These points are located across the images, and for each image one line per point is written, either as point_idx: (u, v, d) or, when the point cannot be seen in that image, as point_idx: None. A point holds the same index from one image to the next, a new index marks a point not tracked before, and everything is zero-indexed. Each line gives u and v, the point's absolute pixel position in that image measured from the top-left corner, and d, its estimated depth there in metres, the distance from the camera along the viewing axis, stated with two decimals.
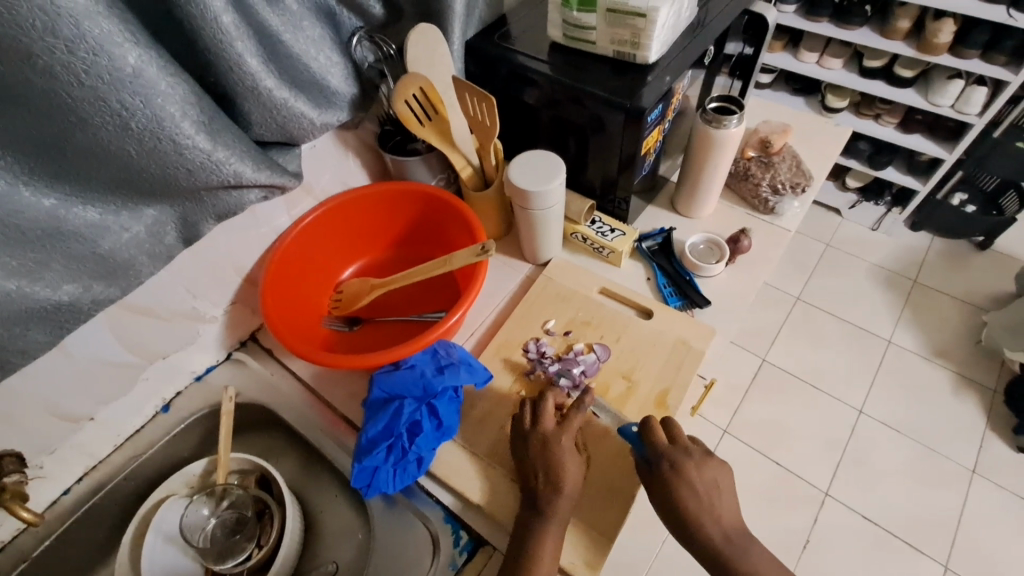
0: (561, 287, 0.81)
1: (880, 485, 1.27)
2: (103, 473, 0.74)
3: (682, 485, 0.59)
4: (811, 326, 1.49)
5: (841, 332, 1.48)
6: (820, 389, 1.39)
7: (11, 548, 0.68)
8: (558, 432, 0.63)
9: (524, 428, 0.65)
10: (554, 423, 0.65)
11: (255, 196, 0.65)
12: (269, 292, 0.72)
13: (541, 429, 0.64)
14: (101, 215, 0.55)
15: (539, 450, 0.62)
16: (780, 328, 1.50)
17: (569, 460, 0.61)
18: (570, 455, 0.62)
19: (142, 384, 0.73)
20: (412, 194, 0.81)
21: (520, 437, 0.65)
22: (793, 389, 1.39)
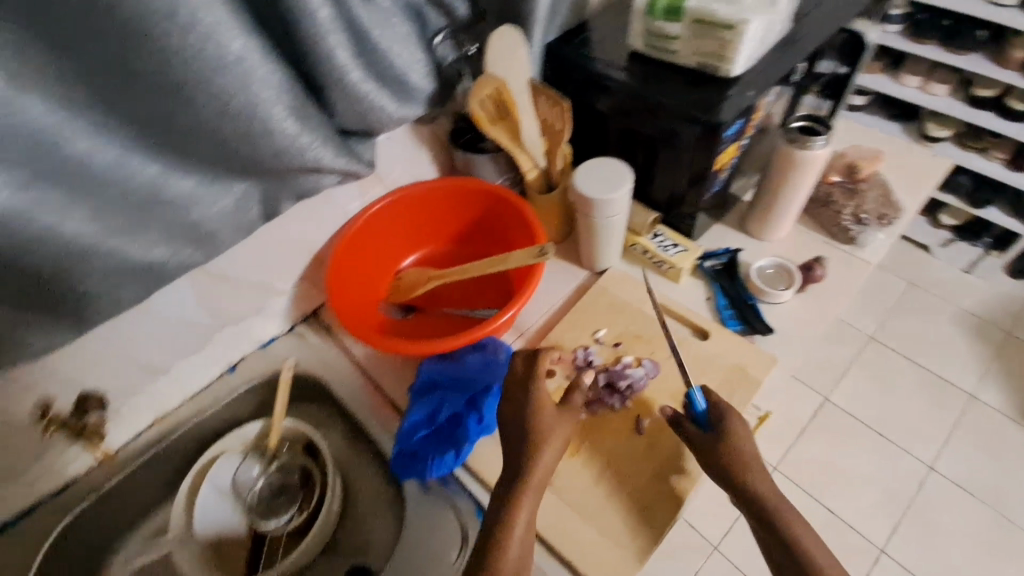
0: (615, 299, 0.80)
1: (945, 549, 1.16)
2: (168, 424, 0.78)
3: None
4: (882, 368, 1.39)
5: (917, 381, 1.36)
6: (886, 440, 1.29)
7: (83, 482, 0.73)
8: (525, 379, 0.65)
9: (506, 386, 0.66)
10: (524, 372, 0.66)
11: (331, 180, 0.70)
12: (334, 273, 0.76)
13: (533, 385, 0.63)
14: (196, 185, 0.60)
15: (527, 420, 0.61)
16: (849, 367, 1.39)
17: (545, 406, 0.62)
18: (550, 410, 0.62)
19: (213, 345, 0.78)
20: (477, 192, 0.82)
21: (514, 397, 0.64)
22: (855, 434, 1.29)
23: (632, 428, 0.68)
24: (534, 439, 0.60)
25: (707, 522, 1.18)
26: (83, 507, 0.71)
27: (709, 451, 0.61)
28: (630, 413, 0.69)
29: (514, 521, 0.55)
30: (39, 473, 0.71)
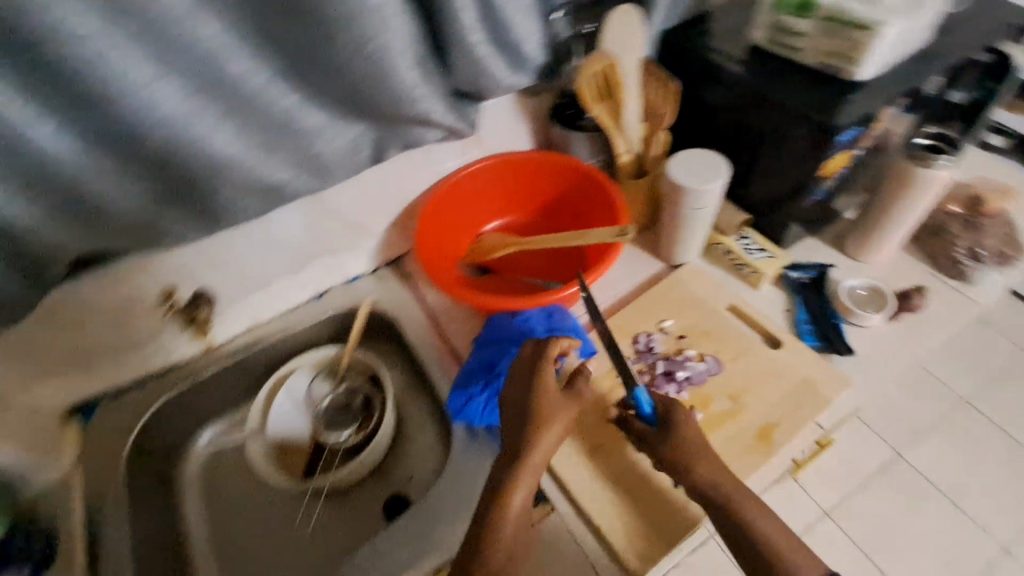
0: (687, 293, 0.79)
1: None
2: (258, 333, 0.84)
3: (778, 530, 0.56)
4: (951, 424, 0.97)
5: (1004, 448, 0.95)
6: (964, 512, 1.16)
7: (184, 369, 0.80)
8: (532, 365, 0.63)
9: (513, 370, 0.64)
10: (529, 359, 0.64)
11: (434, 136, 0.75)
12: (424, 223, 0.81)
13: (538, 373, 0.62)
14: (322, 120, 0.66)
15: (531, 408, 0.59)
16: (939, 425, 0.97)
17: (545, 394, 0.60)
18: (552, 397, 0.61)
19: (308, 271, 0.84)
20: (569, 168, 0.84)
21: (520, 377, 0.63)
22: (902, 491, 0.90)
23: None
24: (538, 423, 0.58)
25: None
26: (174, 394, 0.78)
27: (657, 448, 0.62)
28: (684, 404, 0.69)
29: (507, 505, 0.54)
30: (144, 358, 0.77)
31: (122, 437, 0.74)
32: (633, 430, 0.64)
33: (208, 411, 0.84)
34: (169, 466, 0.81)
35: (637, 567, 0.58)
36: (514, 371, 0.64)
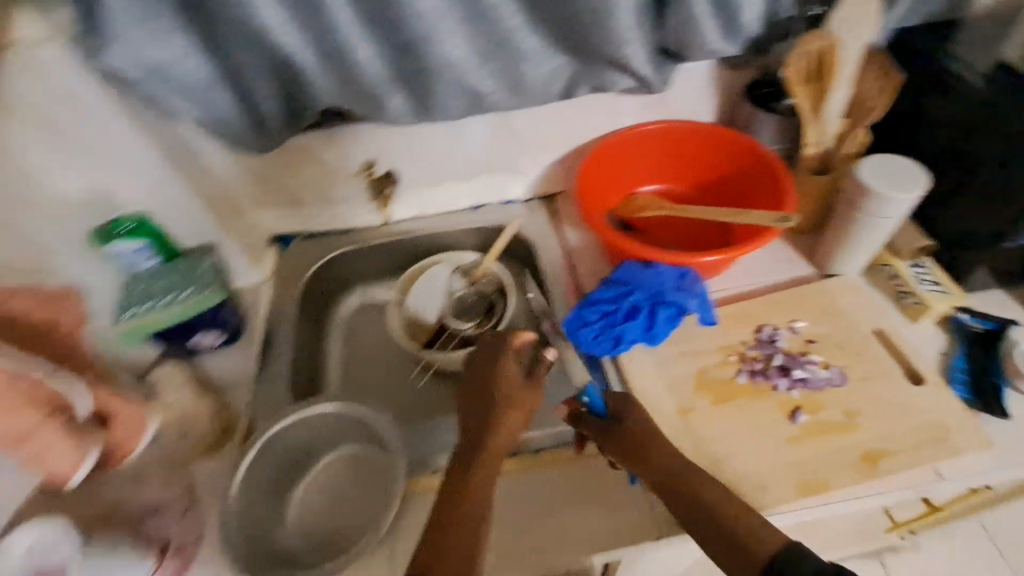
0: (833, 303, 0.76)
1: None
2: (421, 225, 0.95)
3: None
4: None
5: None
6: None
7: (356, 235, 0.94)
8: (486, 355, 0.64)
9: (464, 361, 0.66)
10: (479, 351, 0.65)
11: (625, 84, 0.78)
12: (590, 164, 0.85)
13: (488, 364, 0.63)
14: (535, 45, 0.71)
15: (489, 394, 0.62)
16: None
17: (508, 378, 0.63)
18: (511, 386, 0.63)
19: (476, 182, 0.93)
20: (748, 149, 0.83)
21: (481, 367, 0.64)
22: None
23: (787, 415, 0.66)
24: (500, 407, 0.61)
25: None
26: (349, 250, 0.92)
27: (612, 439, 0.62)
28: (791, 402, 0.67)
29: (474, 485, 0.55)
30: (333, 215, 0.91)
31: (303, 270, 0.90)
32: (592, 428, 0.64)
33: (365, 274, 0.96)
34: (326, 307, 0.94)
35: None
36: (472, 356, 0.66)
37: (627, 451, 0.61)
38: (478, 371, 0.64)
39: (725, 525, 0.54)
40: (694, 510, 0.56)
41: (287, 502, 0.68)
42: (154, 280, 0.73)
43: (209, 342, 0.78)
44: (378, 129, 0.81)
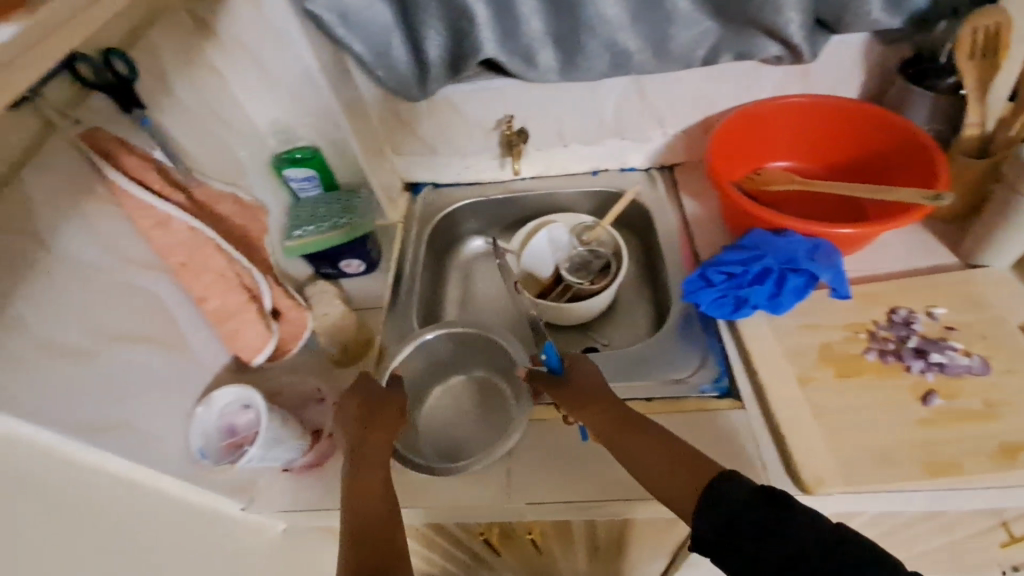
0: (980, 294, 0.72)
1: None
2: (539, 184, 1.00)
3: None
4: None
5: None
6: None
7: (478, 189, 1.00)
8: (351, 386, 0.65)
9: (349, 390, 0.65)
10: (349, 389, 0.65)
11: (772, 53, 0.77)
12: (723, 134, 0.84)
13: (357, 397, 0.64)
14: (687, 7, 0.73)
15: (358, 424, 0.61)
16: None
17: (373, 408, 0.63)
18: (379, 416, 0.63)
19: (599, 147, 0.96)
20: (897, 127, 0.79)
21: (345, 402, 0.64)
22: None
23: (919, 398, 0.64)
24: (367, 434, 0.60)
25: None
26: (476, 202, 0.98)
27: (564, 392, 0.67)
28: (924, 384, 0.65)
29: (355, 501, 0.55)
30: (463, 167, 0.97)
31: (432, 215, 0.97)
32: (545, 384, 0.69)
33: (485, 226, 1.02)
34: (446, 254, 1.01)
35: (811, 484, 0.60)
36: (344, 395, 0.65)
37: (576, 402, 0.65)
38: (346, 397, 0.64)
39: (667, 473, 0.54)
40: (640, 456, 0.57)
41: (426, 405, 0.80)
42: (318, 206, 0.82)
43: (353, 268, 0.85)
44: (518, 87, 0.86)
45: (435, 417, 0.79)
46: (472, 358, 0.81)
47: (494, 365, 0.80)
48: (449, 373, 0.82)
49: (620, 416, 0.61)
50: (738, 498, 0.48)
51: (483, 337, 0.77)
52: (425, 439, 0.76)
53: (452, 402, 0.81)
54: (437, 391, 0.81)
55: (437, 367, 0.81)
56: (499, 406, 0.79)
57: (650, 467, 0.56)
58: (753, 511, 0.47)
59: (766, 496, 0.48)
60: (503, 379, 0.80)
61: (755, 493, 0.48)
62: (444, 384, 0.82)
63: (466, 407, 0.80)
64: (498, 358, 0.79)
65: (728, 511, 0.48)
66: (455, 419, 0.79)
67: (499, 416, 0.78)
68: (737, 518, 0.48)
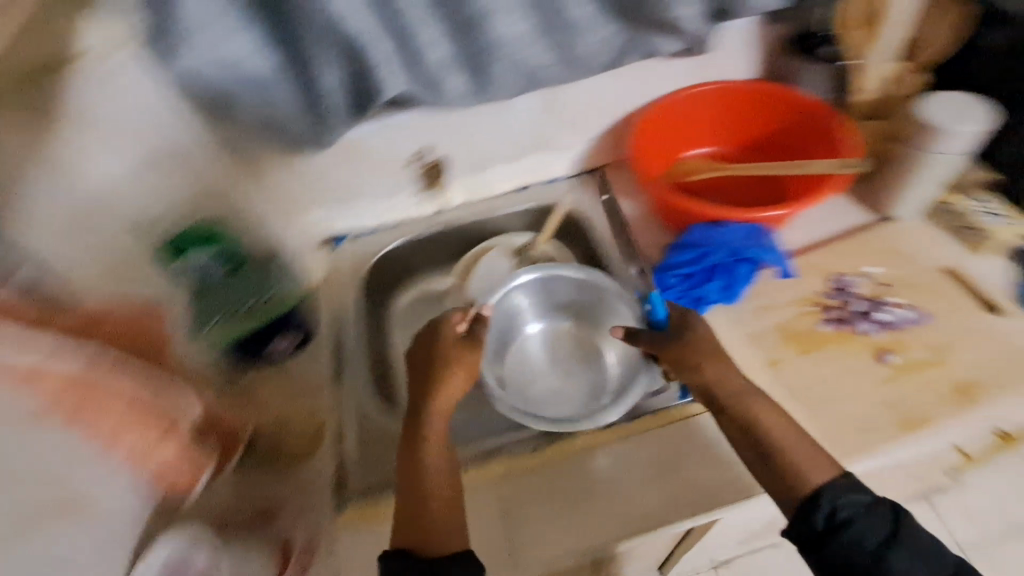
0: (902, 246, 0.77)
1: None
2: (467, 212, 0.95)
3: None
4: None
5: None
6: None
7: (403, 228, 0.93)
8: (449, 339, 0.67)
9: (429, 347, 0.68)
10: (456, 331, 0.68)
11: (672, 47, 0.78)
12: (640, 134, 0.85)
13: (452, 351, 0.66)
14: (590, 13, 0.71)
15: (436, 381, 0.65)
16: None
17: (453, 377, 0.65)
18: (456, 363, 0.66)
19: (522, 163, 0.93)
20: (794, 102, 0.83)
21: (438, 356, 0.66)
22: None
23: (876, 357, 0.67)
24: (437, 388, 0.64)
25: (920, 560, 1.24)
26: (403, 245, 0.92)
27: (654, 338, 0.68)
28: (878, 343, 0.68)
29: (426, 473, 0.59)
30: (384, 209, 0.91)
31: (361, 267, 0.90)
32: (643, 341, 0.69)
33: (420, 266, 0.96)
34: (381, 303, 0.93)
35: None
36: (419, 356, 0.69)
37: (672, 356, 0.66)
38: (444, 351, 0.67)
39: (756, 442, 0.59)
40: (732, 436, 0.60)
41: (521, 356, 0.82)
42: (221, 288, 0.69)
43: (283, 348, 0.75)
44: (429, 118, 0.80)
45: (523, 360, 0.81)
46: (583, 308, 0.82)
47: (599, 324, 0.81)
48: (554, 317, 0.84)
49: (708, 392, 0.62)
50: (851, 507, 0.52)
51: (604, 290, 0.78)
52: (519, 391, 0.78)
53: (550, 346, 0.83)
54: (536, 329, 0.83)
55: (543, 304, 0.83)
56: (594, 365, 0.80)
57: (743, 449, 0.60)
58: (864, 525, 0.51)
59: (882, 513, 0.52)
60: (608, 344, 0.80)
61: (874, 508, 0.52)
62: (545, 325, 0.84)
63: (559, 362, 0.82)
64: (611, 318, 0.79)
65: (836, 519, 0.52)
66: (548, 367, 0.81)
67: (590, 372, 0.80)
68: (845, 527, 0.51)
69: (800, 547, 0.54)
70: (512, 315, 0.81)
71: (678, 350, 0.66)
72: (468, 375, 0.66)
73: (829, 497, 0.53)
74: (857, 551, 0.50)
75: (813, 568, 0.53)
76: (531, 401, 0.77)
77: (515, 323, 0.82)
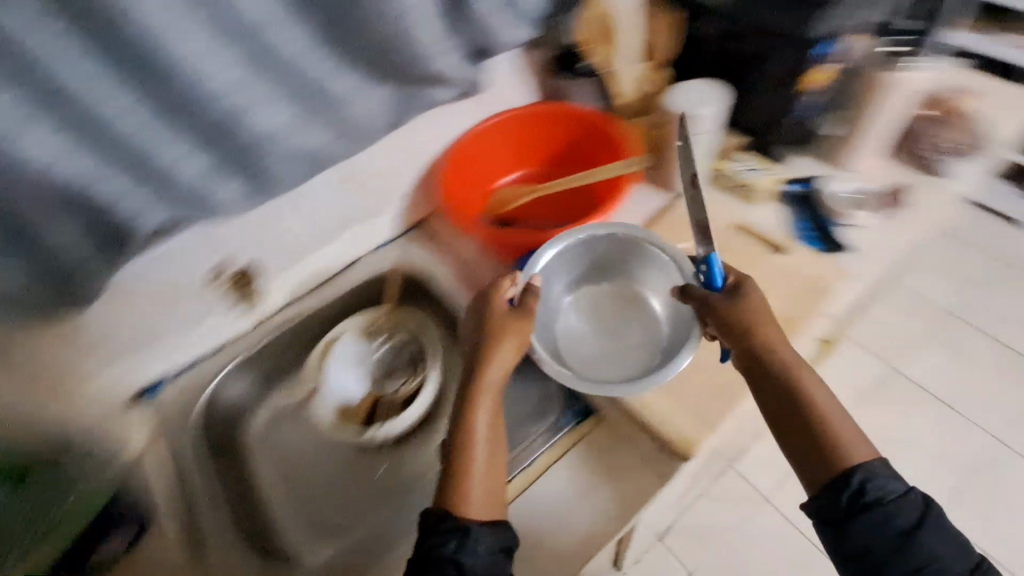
0: (700, 213, 0.86)
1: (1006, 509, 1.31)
2: (298, 308, 0.89)
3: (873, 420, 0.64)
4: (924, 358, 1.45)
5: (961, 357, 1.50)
6: (883, 382, 1.48)
7: (230, 350, 0.84)
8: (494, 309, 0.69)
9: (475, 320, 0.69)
10: (502, 304, 0.69)
11: (448, 93, 0.78)
12: (446, 182, 0.86)
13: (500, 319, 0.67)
14: (352, 85, 0.68)
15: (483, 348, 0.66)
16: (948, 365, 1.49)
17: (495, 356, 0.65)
18: (500, 328, 0.67)
19: (339, 241, 0.88)
20: (574, 115, 0.90)
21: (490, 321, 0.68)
22: (915, 399, 1.45)
23: None
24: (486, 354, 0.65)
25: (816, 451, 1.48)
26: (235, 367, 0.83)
27: (714, 313, 0.68)
28: None
29: (467, 449, 0.61)
30: (200, 336, 0.81)
31: (190, 410, 0.80)
32: (694, 295, 0.70)
33: (266, 381, 0.87)
34: (230, 438, 0.83)
35: (686, 448, 0.68)
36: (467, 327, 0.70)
37: (733, 328, 0.66)
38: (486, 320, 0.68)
39: (804, 420, 0.62)
40: (775, 408, 0.64)
41: (571, 317, 0.80)
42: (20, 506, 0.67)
43: (115, 543, 0.70)
44: (216, 231, 0.72)
45: (570, 325, 0.80)
46: (615, 262, 0.81)
47: (637, 275, 0.81)
48: (587, 278, 0.82)
49: (762, 355, 0.65)
50: (883, 489, 0.58)
51: (641, 242, 0.77)
52: (580, 358, 0.76)
53: (590, 310, 0.81)
54: (570, 296, 0.82)
55: (576, 268, 0.81)
56: (640, 316, 0.80)
57: (784, 426, 0.64)
58: (890, 508, 0.57)
59: (912, 501, 0.58)
60: (654, 292, 0.80)
61: (907, 496, 0.58)
62: (578, 287, 0.83)
63: (607, 324, 0.80)
64: (655, 269, 0.79)
65: (865, 501, 0.58)
66: (595, 330, 0.80)
67: (638, 325, 0.79)
68: (868, 507, 0.57)
69: (818, 518, 0.60)
70: (549, 285, 0.78)
71: (730, 312, 0.67)
72: (516, 347, 0.67)
73: (864, 481, 0.58)
74: (881, 531, 0.56)
75: (825, 536, 0.60)
76: (585, 368, 0.75)
77: (552, 293, 0.79)
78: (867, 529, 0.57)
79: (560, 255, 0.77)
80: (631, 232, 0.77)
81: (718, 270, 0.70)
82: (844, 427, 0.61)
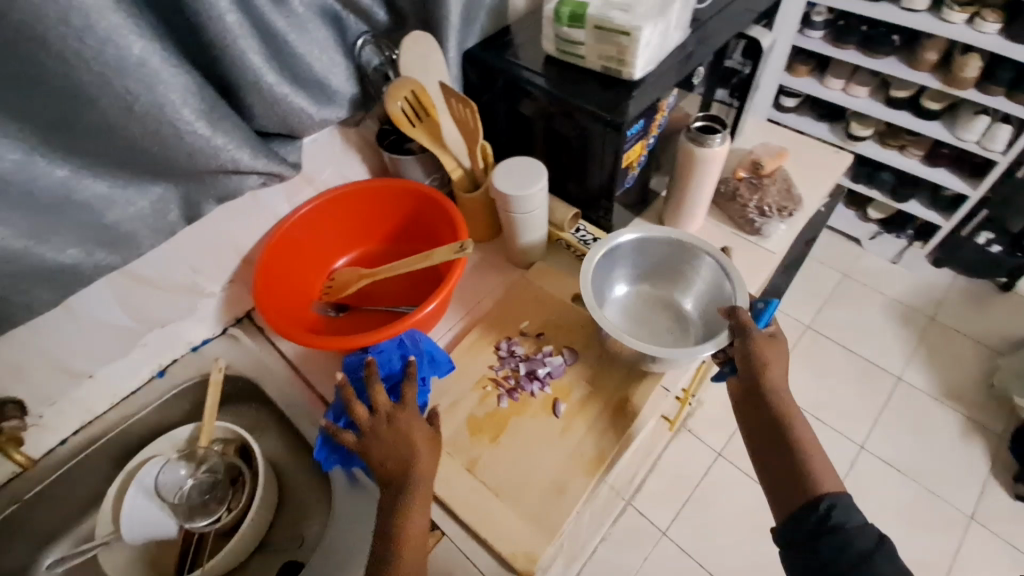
0: (540, 291, 0.84)
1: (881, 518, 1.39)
2: (98, 428, 0.79)
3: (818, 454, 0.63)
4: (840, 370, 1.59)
5: (847, 370, 1.62)
6: None
7: (5, 492, 0.73)
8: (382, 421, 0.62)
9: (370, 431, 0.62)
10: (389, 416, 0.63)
11: (254, 181, 0.69)
12: (263, 275, 0.77)
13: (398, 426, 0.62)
14: (109, 189, 0.59)
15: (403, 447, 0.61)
16: (824, 378, 1.60)
17: (422, 457, 0.60)
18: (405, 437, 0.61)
19: (142, 348, 0.79)
20: (404, 191, 0.85)
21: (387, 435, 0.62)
22: None
23: (551, 412, 0.73)
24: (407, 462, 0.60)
25: (712, 480, 1.53)
26: (13, 511, 0.72)
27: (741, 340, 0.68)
28: (549, 398, 0.74)
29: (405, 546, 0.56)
30: None
31: None
32: (741, 317, 0.67)
33: (60, 518, 0.76)
34: None
35: (526, 566, 0.62)
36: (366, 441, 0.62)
37: (746, 355, 0.66)
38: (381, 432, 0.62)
39: (786, 444, 0.62)
40: (761, 441, 0.64)
41: (609, 298, 0.83)
42: None
43: None
44: None
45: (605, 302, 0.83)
46: (673, 271, 0.83)
47: (690, 288, 0.82)
48: (645, 278, 0.85)
49: (759, 389, 0.65)
50: (849, 517, 0.55)
51: (695, 251, 0.79)
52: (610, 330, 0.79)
53: (625, 301, 0.85)
54: (624, 288, 0.85)
55: (638, 263, 0.84)
56: (677, 325, 0.82)
57: (763, 450, 0.64)
58: (852, 533, 0.54)
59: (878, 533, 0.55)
60: (691, 302, 0.82)
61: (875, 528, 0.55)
62: (635, 283, 0.86)
63: (639, 311, 0.84)
64: (709, 286, 0.79)
65: (829, 525, 0.55)
66: (629, 318, 0.83)
67: (670, 331, 0.81)
68: (835, 530, 0.55)
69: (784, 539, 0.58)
70: (614, 266, 0.82)
71: (753, 347, 0.66)
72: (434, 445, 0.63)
73: (830, 507, 0.56)
74: (843, 553, 0.53)
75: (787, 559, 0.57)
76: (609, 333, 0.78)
77: (612, 276, 0.83)
78: (831, 553, 0.54)
79: (624, 245, 0.80)
80: (702, 245, 0.77)
81: (770, 315, 0.70)
82: (823, 465, 0.60)
